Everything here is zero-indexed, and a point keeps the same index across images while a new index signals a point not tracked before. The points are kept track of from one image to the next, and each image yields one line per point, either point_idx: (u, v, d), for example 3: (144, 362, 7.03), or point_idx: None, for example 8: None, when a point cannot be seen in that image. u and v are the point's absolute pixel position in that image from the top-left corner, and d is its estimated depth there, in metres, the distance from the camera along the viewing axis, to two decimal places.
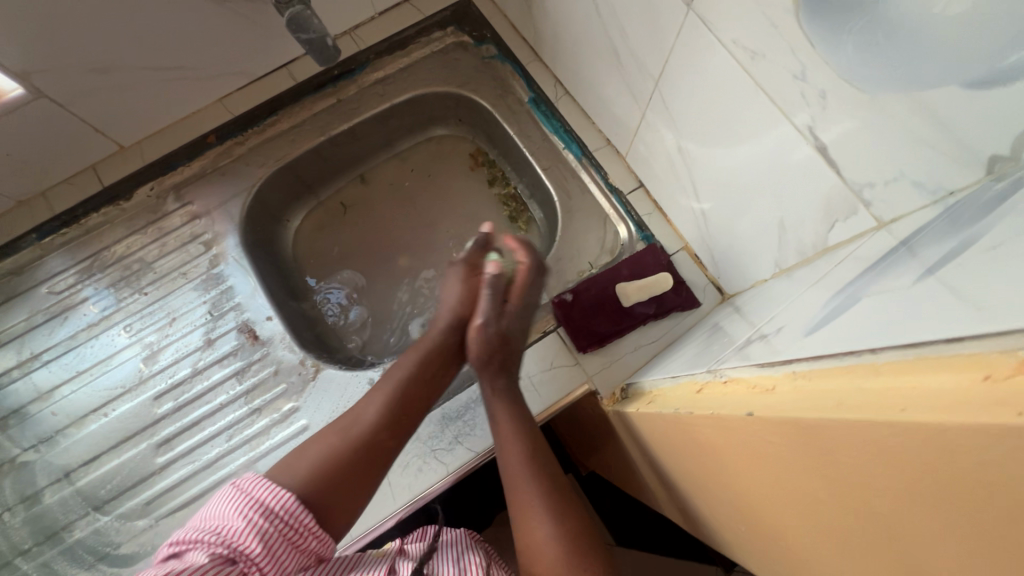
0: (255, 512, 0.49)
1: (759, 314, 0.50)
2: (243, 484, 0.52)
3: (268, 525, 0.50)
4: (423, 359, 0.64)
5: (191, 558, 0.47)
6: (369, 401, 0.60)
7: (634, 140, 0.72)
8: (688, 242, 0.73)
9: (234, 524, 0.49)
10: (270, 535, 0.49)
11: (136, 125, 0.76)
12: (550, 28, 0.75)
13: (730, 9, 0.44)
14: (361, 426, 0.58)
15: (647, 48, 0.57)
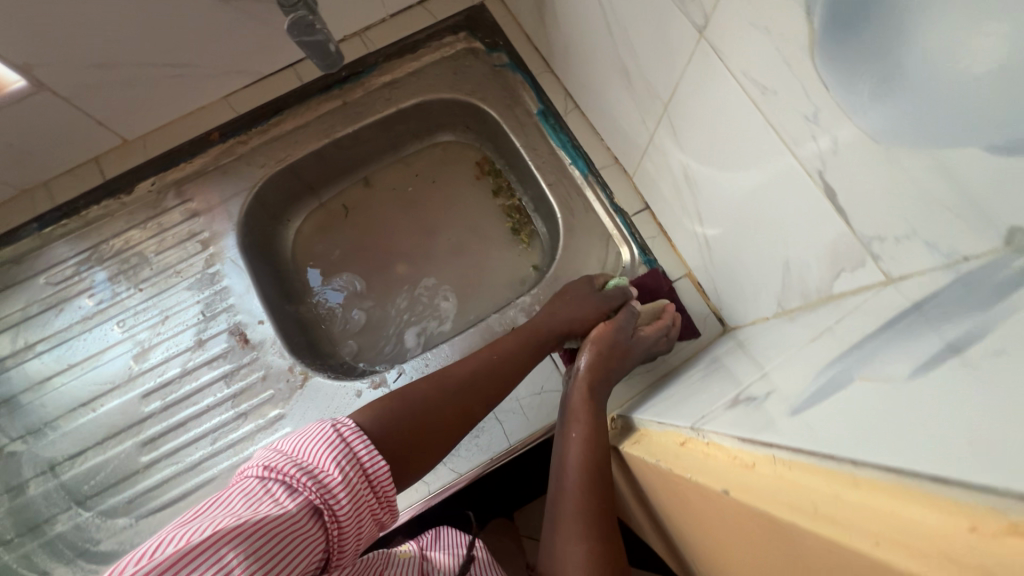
0: (349, 466, 0.46)
1: (753, 358, 0.48)
2: (343, 433, 0.48)
3: (360, 488, 0.46)
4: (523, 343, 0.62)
5: (281, 495, 0.43)
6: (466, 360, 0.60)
7: (641, 161, 0.70)
8: (691, 270, 0.71)
9: (332, 473, 0.45)
10: (359, 496, 0.46)
11: (140, 120, 0.75)
12: (562, 40, 0.72)
13: (741, 41, 0.42)
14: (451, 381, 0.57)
15: (658, 71, 0.55)
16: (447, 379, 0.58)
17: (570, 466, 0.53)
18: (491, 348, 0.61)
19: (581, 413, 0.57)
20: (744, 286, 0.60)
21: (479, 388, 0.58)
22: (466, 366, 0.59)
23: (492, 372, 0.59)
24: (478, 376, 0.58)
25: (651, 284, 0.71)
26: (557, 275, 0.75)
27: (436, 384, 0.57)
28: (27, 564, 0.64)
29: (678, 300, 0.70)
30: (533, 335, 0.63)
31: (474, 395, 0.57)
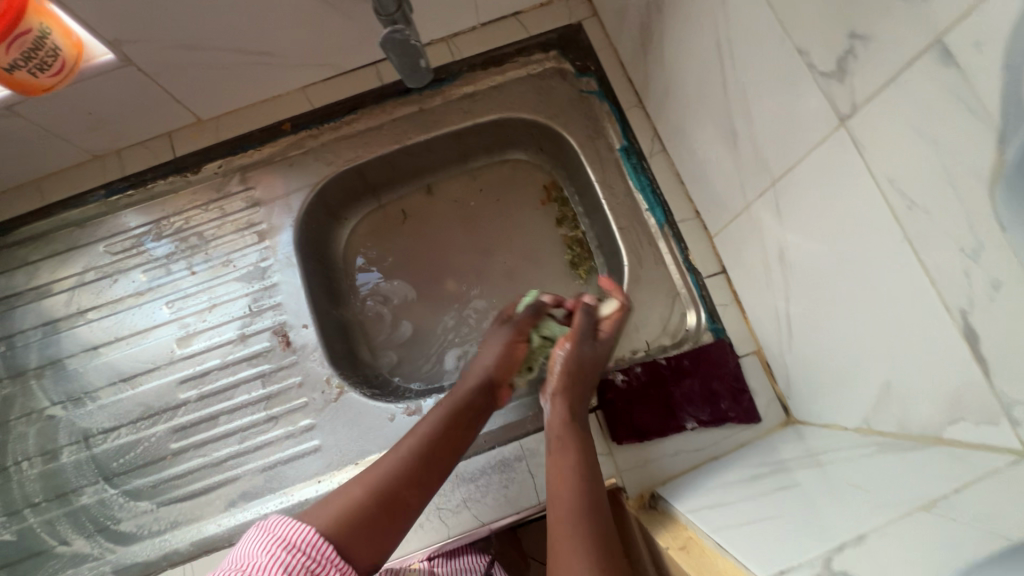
0: (279, 548, 0.46)
1: (836, 488, 0.43)
2: (268, 524, 0.48)
3: (293, 558, 0.46)
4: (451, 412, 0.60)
5: None
6: (400, 444, 0.57)
7: (727, 225, 0.64)
8: (761, 347, 0.65)
9: (258, 560, 0.45)
10: (294, 567, 0.45)
11: (216, 102, 0.74)
12: (661, 79, 0.67)
13: (892, 144, 0.36)
14: (382, 472, 0.54)
15: (773, 143, 0.49)
16: (377, 478, 0.54)
17: (565, 488, 0.55)
18: (422, 432, 0.58)
19: (565, 434, 0.58)
20: (826, 387, 0.55)
21: (427, 477, 0.55)
22: (396, 455, 0.56)
23: (434, 454, 0.57)
24: (415, 464, 0.55)
25: (716, 358, 0.65)
26: None
27: (369, 486, 0.53)
28: (50, 531, 0.65)
29: (742, 380, 0.64)
30: (467, 404, 0.61)
31: (419, 487, 0.55)
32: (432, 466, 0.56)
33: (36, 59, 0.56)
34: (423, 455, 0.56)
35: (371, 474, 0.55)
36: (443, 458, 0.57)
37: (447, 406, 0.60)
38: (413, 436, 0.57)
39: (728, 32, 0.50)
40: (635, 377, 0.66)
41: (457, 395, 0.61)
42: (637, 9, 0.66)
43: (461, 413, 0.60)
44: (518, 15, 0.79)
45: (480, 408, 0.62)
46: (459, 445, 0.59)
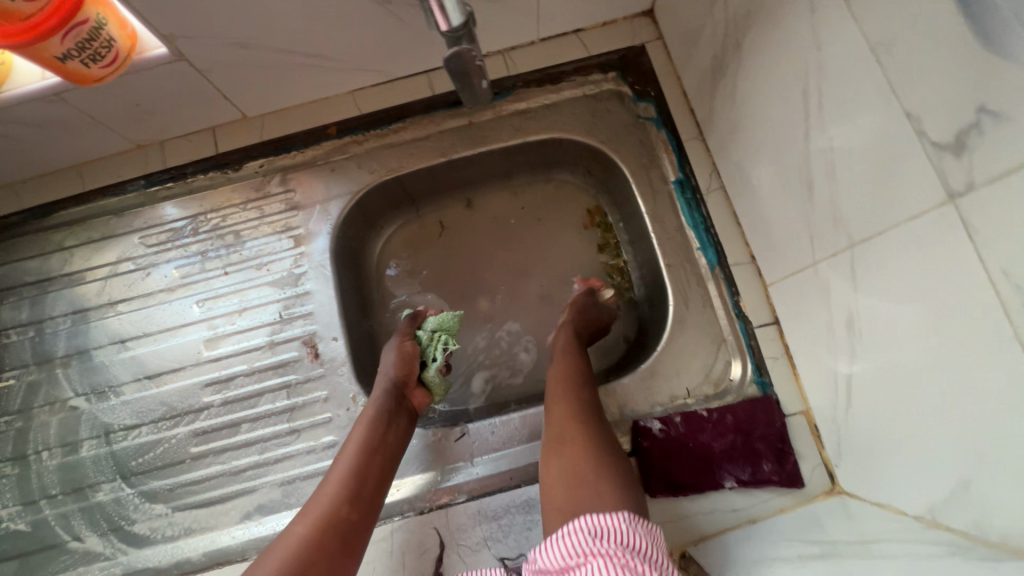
0: None
1: None
2: None
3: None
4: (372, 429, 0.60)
5: None
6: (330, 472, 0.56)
7: (787, 276, 0.60)
8: (811, 408, 0.61)
9: None
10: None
11: (263, 100, 0.72)
12: (728, 115, 0.64)
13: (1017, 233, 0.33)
14: (324, 505, 0.53)
15: (858, 204, 0.46)
16: (319, 507, 0.52)
17: (563, 398, 0.60)
18: (352, 448, 0.58)
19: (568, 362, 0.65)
20: (886, 466, 0.51)
21: (365, 491, 0.55)
22: (334, 480, 0.55)
23: (365, 463, 0.57)
24: (350, 482, 0.55)
25: (762, 415, 0.62)
26: (653, 369, 0.67)
27: (312, 518, 0.52)
28: (64, 525, 0.64)
29: (786, 441, 0.61)
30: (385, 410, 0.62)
31: (362, 501, 0.54)
32: (366, 475, 0.56)
33: (89, 50, 0.54)
34: (358, 471, 0.56)
35: (311, 506, 0.53)
36: (370, 478, 0.56)
37: (364, 424, 0.60)
38: (345, 455, 0.57)
39: (818, 80, 0.46)
40: (673, 427, 0.63)
41: (368, 413, 0.61)
42: (711, 39, 0.62)
43: (379, 420, 0.60)
44: (579, 32, 0.76)
45: (392, 410, 0.62)
46: (389, 450, 0.59)
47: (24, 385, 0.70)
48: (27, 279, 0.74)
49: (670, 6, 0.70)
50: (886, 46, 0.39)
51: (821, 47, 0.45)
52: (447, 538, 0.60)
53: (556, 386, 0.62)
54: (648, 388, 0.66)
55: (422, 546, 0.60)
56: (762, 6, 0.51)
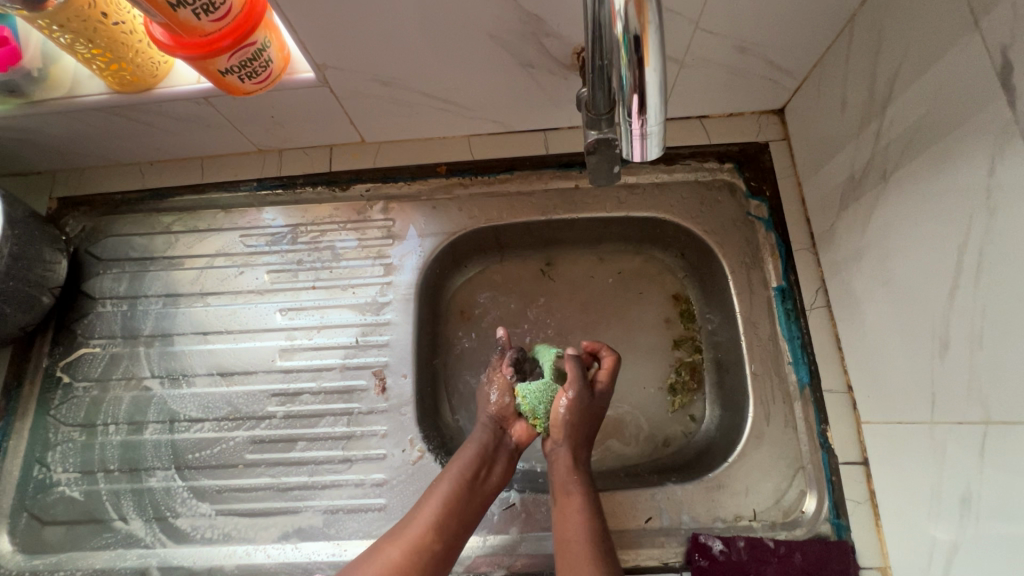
0: None
1: None
2: None
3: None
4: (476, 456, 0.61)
5: None
6: (436, 485, 0.59)
7: (891, 422, 0.56)
8: (890, 566, 0.57)
9: None
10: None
11: (385, 131, 0.75)
12: (850, 238, 0.61)
13: None
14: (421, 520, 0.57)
15: (1004, 384, 0.43)
16: (410, 535, 0.56)
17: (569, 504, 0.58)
18: (453, 474, 0.59)
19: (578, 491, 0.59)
20: None
21: (452, 522, 0.57)
22: (427, 510, 0.57)
23: (447, 512, 0.57)
24: (446, 510, 0.57)
25: (836, 562, 0.58)
26: (720, 481, 0.63)
27: (403, 544, 0.55)
28: (113, 502, 0.66)
29: None
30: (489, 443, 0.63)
31: (447, 535, 0.56)
32: (458, 512, 0.57)
33: (249, 68, 0.57)
34: (452, 502, 0.57)
35: (403, 530, 0.56)
36: (468, 505, 0.58)
37: (472, 451, 0.61)
38: (443, 483, 0.59)
39: (982, 240, 0.44)
40: (734, 551, 0.60)
41: (470, 446, 0.62)
42: (849, 160, 0.60)
43: (479, 461, 0.61)
44: (704, 118, 0.76)
45: (496, 448, 0.63)
46: (485, 490, 0.60)
47: (107, 356, 0.73)
48: (131, 254, 0.77)
49: (805, 113, 0.69)
50: None
51: (993, 211, 0.42)
52: None
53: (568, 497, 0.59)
54: (712, 501, 0.63)
55: None
56: (924, 149, 0.49)
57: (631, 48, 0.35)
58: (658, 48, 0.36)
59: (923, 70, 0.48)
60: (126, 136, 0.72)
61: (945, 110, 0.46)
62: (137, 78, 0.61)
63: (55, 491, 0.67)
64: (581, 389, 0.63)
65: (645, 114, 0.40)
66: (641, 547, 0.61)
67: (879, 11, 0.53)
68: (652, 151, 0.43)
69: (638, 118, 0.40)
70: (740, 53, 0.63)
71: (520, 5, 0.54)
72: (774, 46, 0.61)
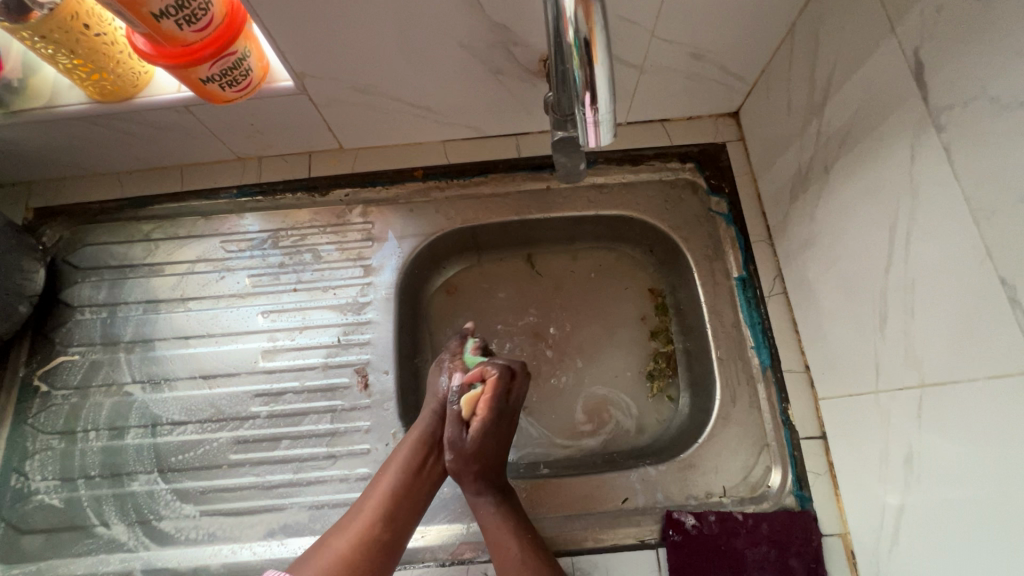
0: None
1: None
2: None
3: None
4: (420, 444, 0.63)
5: None
6: (382, 475, 0.61)
7: (843, 396, 0.61)
8: (849, 532, 0.61)
9: None
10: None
11: (363, 137, 0.78)
12: (802, 227, 0.66)
13: None
14: (367, 511, 0.59)
15: (933, 350, 0.47)
16: (356, 526, 0.58)
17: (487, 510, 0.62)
18: (396, 466, 0.62)
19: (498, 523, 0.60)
20: None
21: (400, 512, 0.59)
22: (374, 501, 0.60)
23: (395, 500, 0.60)
24: (389, 501, 0.59)
25: (799, 531, 0.61)
26: (692, 461, 0.67)
27: (351, 534, 0.57)
28: (95, 508, 0.66)
29: (821, 562, 0.60)
30: (430, 433, 0.65)
31: (396, 523, 0.59)
32: (403, 500, 0.60)
33: (229, 77, 0.59)
34: (399, 492, 0.60)
35: (350, 521, 0.58)
36: (413, 493, 0.61)
37: (413, 443, 0.64)
38: (388, 474, 0.61)
39: (909, 220, 0.48)
40: (706, 525, 0.63)
41: (413, 434, 0.64)
42: (796, 156, 0.65)
43: (422, 450, 0.63)
44: (665, 121, 0.81)
45: (439, 435, 0.65)
46: (430, 476, 0.63)
47: (86, 363, 0.73)
48: (110, 262, 0.78)
49: (757, 115, 0.74)
50: (989, 213, 0.41)
51: (916, 194, 0.47)
52: None
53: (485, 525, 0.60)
54: (684, 480, 0.66)
55: None
56: (858, 142, 0.54)
57: (582, 49, 0.39)
58: (605, 46, 0.39)
59: (853, 72, 0.54)
60: (106, 146, 0.73)
61: (873, 105, 0.51)
62: (118, 88, 0.63)
63: (34, 500, 0.67)
64: (491, 410, 0.63)
65: (596, 104, 0.43)
66: (619, 527, 0.64)
67: (815, 19, 0.58)
68: (605, 137, 0.46)
69: (589, 108, 0.44)
70: (695, 60, 0.68)
71: (488, 16, 0.58)
72: (725, 52, 0.67)
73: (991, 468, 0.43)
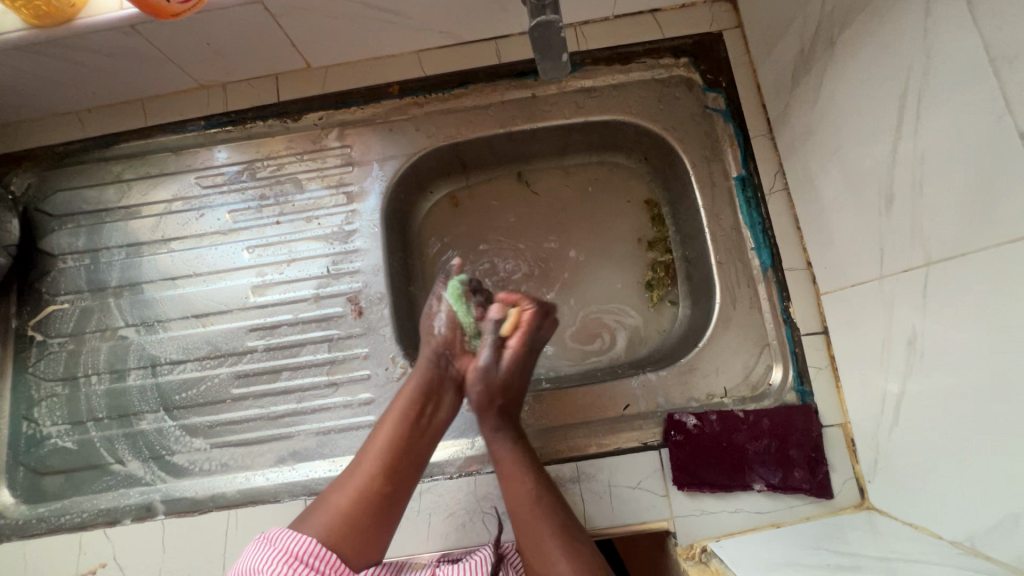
0: (284, 565, 0.49)
1: None
2: (274, 536, 0.53)
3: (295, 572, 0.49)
4: (415, 393, 0.59)
5: None
6: (382, 425, 0.59)
7: (846, 287, 0.59)
8: (849, 422, 0.61)
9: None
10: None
11: (331, 52, 0.72)
12: (804, 115, 0.62)
13: None
14: (363, 469, 0.56)
15: (943, 226, 0.44)
16: (354, 483, 0.56)
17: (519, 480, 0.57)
18: (394, 416, 0.59)
19: (518, 462, 0.57)
20: (924, 485, 0.51)
21: (398, 467, 0.57)
22: (371, 456, 0.57)
23: (397, 448, 0.57)
24: (387, 457, 0.57)
25: (799, 423, 0.62)
26: (692, 365, 0.67)
27: (347, 491, 0.55)
28: (108, 448, 0.68)
29: (821, 451, 0.61)
30: (427, 385, 0.60)
31: (396, 478, 0.57)
32: (399, 454, 0.57)
33: None
34: (392, 445, 0.57)
35: (348, 478, 0.56)
36: (414, 446, 0.58)
37: (410, 390, 0.60)
38: (386, 425, 0.58)
39: (921, 85, 0.44)
40: (708, 423, 0.63)
41: (410, 383, 0.60)
42: (799, 35, 0.60)
43: (416, 401, 0.59)
44: (656, 12, 0.74)
45: (435, 385, 0.60)
46: (428, 427, 0.59)
47: (77, 310, 0.73)
48: (85, 207, 0.75)
49: None
50: (1010, 60, 0.37)
51: (931, 54, 0.43)
52: (474, 505, 0.62)
53: (523, 519, 0.55)
54: (685, 383, 0.66)
55: (450, 509, 0.63)
56: (868, 4, 0.48)
57: None
58: None
59: None
60: (56, 80, 0.68)
61: None
62: (54, 9, 0.58)
63: (48, 444, 0.68)
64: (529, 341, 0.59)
65: None
66: (621, 431, 0.65)
67: None
68: None
69: None
70: None
71: None
72: None
73: (995, 342, 0.42)
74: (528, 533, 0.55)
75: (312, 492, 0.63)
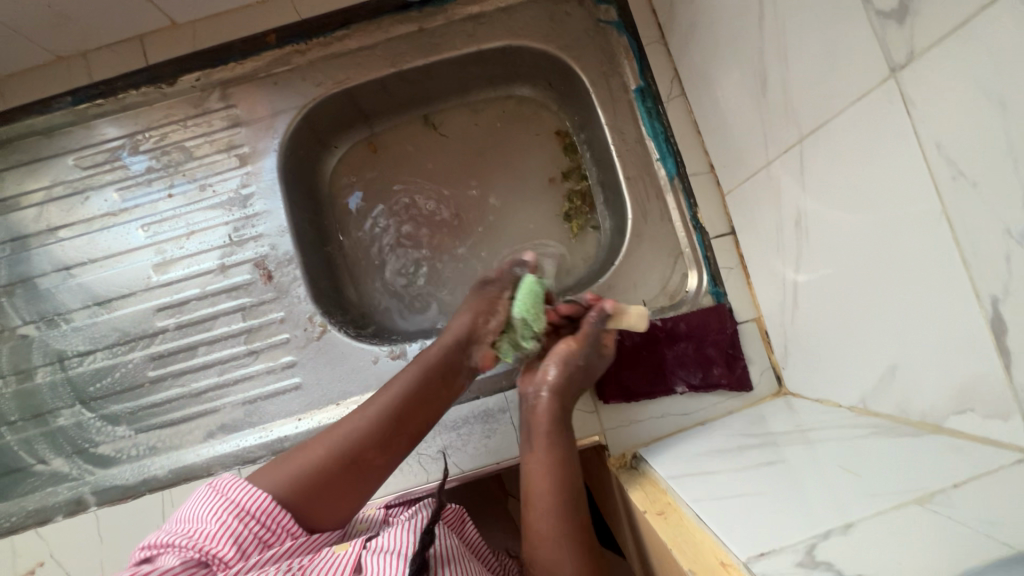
0: (231, 515, 0.46)
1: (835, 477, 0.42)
2: (221, 484, 0.49)
3: (245, 527, 0.46)
4: (429, 364, 0.57)
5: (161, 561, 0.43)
6: (386, 389, 0.56)
7: (743, 182, 0.59)
8: (762, 315, 0.63)
9: (208, 527, 0.45)
10: (244, 539, 0.46)
11: (192, 3, 0.67)
12: (689, 12, 0.60)
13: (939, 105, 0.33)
14: (351, 434, 0.53)
15: (809, 98, 0.44)
16: (338, 441, 0.53)
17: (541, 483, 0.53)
18: (404, 382, 0.56)
19: (550, 460, 0.54)
20: (824, 360, 0.53)
21: (391, 436, 0.54)
22: (365, 421, 0.54)
23: (393, 416, 0.54)
24: (383, 426, 0.54)
25: (713, 323, 0.63)
26: (611, 283, 0.67)
27: (329, 447, 0.52)
28: (27, 449, 0.66)
29: (737, 346, 0.62)
30: (445, 359, 0.58)
31: (382, 448, 0.54)
32: (396, 423, 0.54)
33: None
34: (392, 414, 0.54)
35: (333, 434, 0.53)
36: (413, 418, 0.55)
37: (428, 360, 0.57)
38: (391, 388, 0.56)
39: None
40: (628, 336, 0.64)
41: (429, 354, 0.57)
42: None
43: (435, 375, 0.57)
44: None
45: (454, 365, 0.58)
46: (434, 404, 0.56)
47: None
48: None
49: None
50: None
51: None
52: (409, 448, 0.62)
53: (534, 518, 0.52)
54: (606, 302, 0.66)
55: None
56: None
57: None
58: None
59: None
60: None
61: None
62: None
63: None
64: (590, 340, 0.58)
65: None
66: None
67: None
68: None
69: None
70: None
71: None
72: None
73: (861, 205, 0.42)
74: (538, 535, 0.51)
75: (244, 461, 0.62)
